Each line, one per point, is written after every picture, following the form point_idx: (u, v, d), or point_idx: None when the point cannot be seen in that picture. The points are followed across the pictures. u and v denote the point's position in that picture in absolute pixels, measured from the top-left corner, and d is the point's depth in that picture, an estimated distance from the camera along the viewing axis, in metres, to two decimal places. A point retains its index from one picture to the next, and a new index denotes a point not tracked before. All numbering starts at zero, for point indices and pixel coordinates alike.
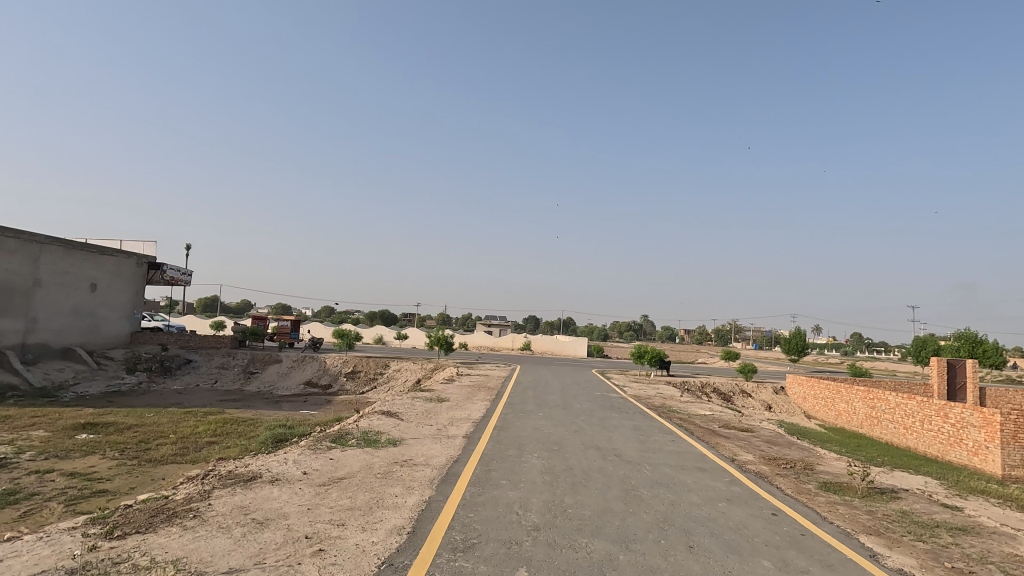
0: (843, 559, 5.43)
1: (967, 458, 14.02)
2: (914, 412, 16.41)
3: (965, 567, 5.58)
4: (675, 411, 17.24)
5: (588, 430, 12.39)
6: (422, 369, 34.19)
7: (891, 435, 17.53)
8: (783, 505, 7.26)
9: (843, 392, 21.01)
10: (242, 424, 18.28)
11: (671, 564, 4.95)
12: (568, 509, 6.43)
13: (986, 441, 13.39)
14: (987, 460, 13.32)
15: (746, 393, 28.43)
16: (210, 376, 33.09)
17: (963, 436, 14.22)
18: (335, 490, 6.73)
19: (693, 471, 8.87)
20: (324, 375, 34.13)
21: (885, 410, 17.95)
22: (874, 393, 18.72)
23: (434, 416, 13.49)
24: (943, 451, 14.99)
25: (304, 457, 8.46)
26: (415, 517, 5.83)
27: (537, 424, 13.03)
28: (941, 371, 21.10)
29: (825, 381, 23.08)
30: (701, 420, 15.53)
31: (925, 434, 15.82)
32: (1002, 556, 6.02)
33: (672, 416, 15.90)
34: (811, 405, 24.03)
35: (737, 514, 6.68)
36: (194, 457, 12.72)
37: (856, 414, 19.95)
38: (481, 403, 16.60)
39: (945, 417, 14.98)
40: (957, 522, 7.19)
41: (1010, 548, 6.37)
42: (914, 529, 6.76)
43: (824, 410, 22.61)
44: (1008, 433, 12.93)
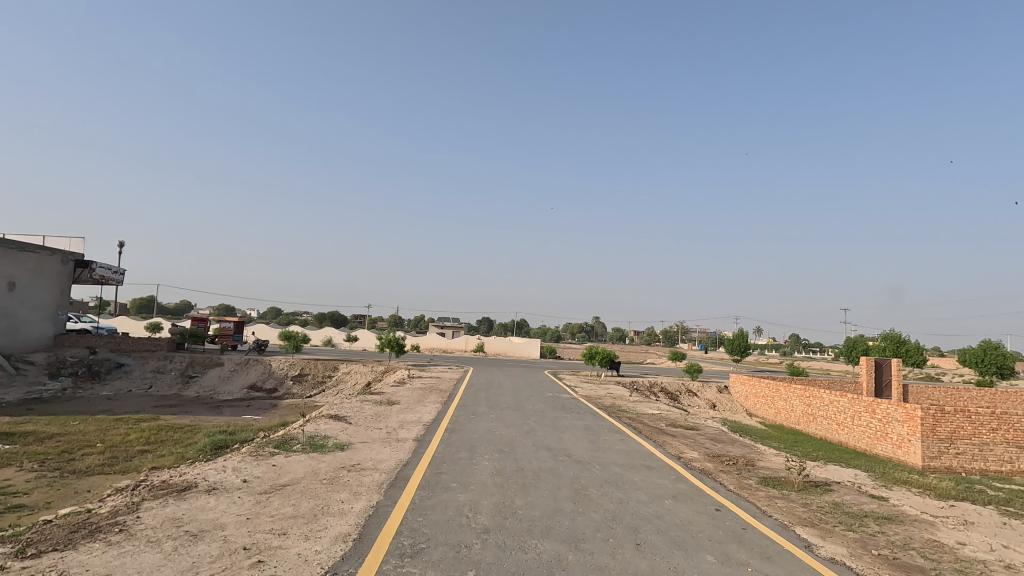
0: (782, 551, 5.65)
1: (893, 451, 14.89)
2: (845, 409, 17.34)
3: (890, 554, 5.92)
4: (625, 410, 17.58)
5: (540, 431, 12.46)
6: (372, 371, 33.50)
7: (825, 431, 18.45)
8: (725, 500, 7.50)
9: (782, 391, 21.97)
10: (179, 431, 17.38)
11: (620, 562, 5.01)
12: (519, 511, 6.41)
13: (910, 435, 14.27)
14: (910, 452, 14.22)
15: (692, 392, 29.31)
16: (144, 381, 31.31)
17: (888, 430, 15.13)
18: (277, 498, 6.47)
19: (641, 470, 9.04)
20: (270, 378, 32.86)
21: (819, 407, 18.89)
22: (810, 392, 19.66)
23: (384, 419, 13.23)
24: (871, 444, 15.88)
25: (245, 464, 8.11)
26: (362, 523, 5.67)
27: (489, 426, 12.97)
28: (870, 370, 22.43)
29: (765, 380, 24.06)
30: (649, 419, 15.89)
31: (855, 429, 16.73)
32: (923, 542, 6.43)
33: (622, 416, 16.21)
34: (753, 403, 25.03)
35: (683, 510, 6.86)
36: (124, 466, 11.98)
37: (793, 411, 20.88)
38: (432, 405, 16.39)
39: (872, 412, 15.90)
40: (883, 512, 7.65)
41: (929, 533, 6.83)
42: (845, 519, 7.12)
43: (765, 408, 23.58)
44: (928, 427, 13.87)
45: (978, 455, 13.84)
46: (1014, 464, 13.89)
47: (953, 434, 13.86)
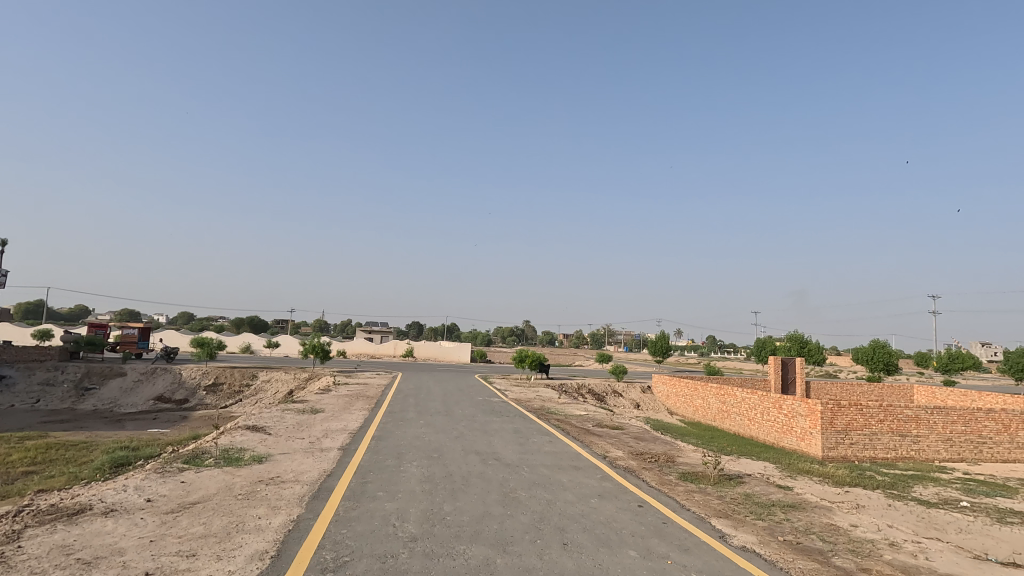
0: (698, 543, 5.95)
1: (797, 443, 16.09)
2: (756, 405, 18.54)
3: (794, 539, 6.38)
4: (554, 412, 17.88)
5: (470, 436, 12.40)
6: (295, 379, 32.02)
7: (738, 426, 19.64)
8: (647, 496, 7.80)
9: (700, 390, 23.18)
10: (71, 449, 15.78)
11: (546, 562, 5.08)
12: (447, 517, 6.34)
13: (812, 427, 15.47)
14: (812, 444, 15.42)
15: (618, 393, 30.29)
16: (30, 395, 28.21)
17: (793, 424, 16.33)
18: (186, 517, 6.03)
19: (568, 470, 9.23)
20: (180, 389, 30.58)
21: (733, 404, 20.09)
22: (724, 390, 20.86)
23: (307, 429, 12.68)
24: (778, 437, 17.09)
25: (149, 482, 7.49)
26: (281, 539, 5.40)
27: (418, 432, 12.75)
28: (778, 368, 24.14)
29: (684, 380, 25.28)
30: (577, 421, 16.25)
31: (764, 424, 17.94)
32: (822, 526, 6.99)
33: (551, 418, 16.47)
34: (673, 402, 26.23)
35: (608, 508, 7.07)
36: (4, 491, 10.71)
37: (710, 409, 22.06)
38: (359, 413, 15.89)
39: (778, 407, 17.11)
40: (788, 500, 8.24)
41: (827, 518, 7.43)
42: (755, 509, 7.61)
43: (684, 407, 24.78)
44: (827, 420, 15.12)
45: (868, 444, 15.24)
46: (897, 451, 15.41)
47: (848, 426, 15.18)
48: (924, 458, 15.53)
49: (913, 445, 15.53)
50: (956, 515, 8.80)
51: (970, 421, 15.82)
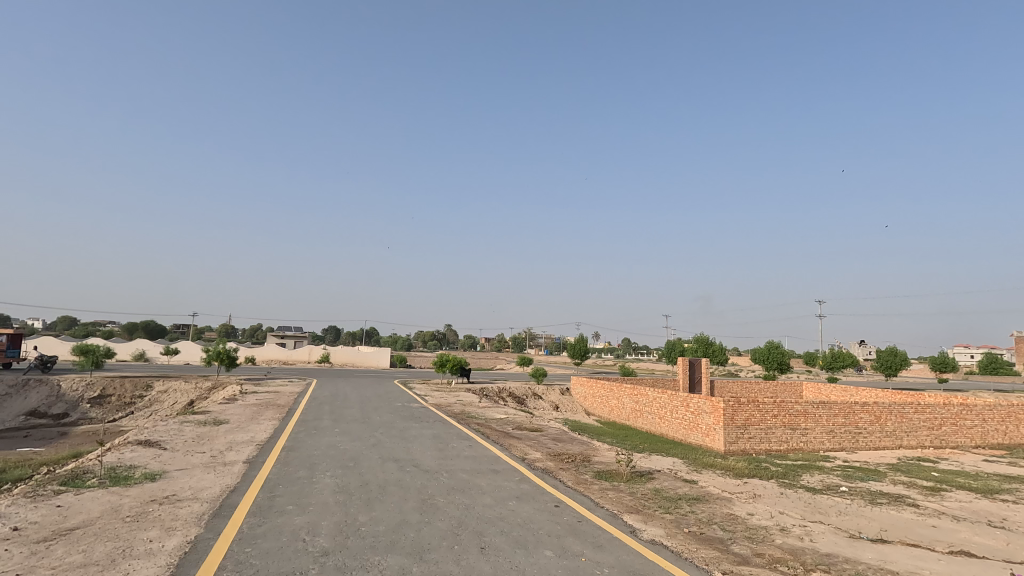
0: (611, 539, 6.16)
1: (702, 439, 17.11)
2: (665, 404, 19.53)
3: (698, 530, 6.79)
4: (474, 416, 17.86)
5: (387, 443, 12.09)
6: (196, 388, 29.74)
7: (649, 424, 20.59)
8: (564, 496, 7.99)
9: (616, 390, 24.06)
10: None
11: (463, 567, 5.05)
12: (362, 528, 6.15)
13: (715, 423, 16.51)
14: (715, 439, 16.46)
15: (537, 395, 30.76)
16: None
17: (698, 421, 17.37)
18: (61, 546, 5.40)
19: (487, 474, 9.25)
20: (58, 402, 27.46)
21: (645, 403, 21.04)
22: (637, 390, 21.80)
23: (208, 442, 11.81)
24: (685, 434, 18.11)
25: (16, 509, 6.65)
26: (176, 563, 4.98)
27: (332, 441, 12.25)
28: (686, 368, 25.57)
29: (601, 381, 26.15)
30: (497, 424, 16.32)
31: (673, 422, 18.92)
32: (722, 516, 7.48)
33: (471, 422, 16.44)
34: (590, 403, 27.03)
35: (525, 510, 7.16)
36: None
37: (624, 409, 22.97)
38: (267, 423, 15.01)
39: (686, 405, 18.12)
40: (693, 493, 8.75)
41: (727, 508, 7.97)
42: (664, 503, 8.02)
43: (601, 407, 25.62)
44: (728, 416, 16.22)
45: (764, 438, 16.51)
46: (789, 443, 16.81)
47: (747, 421, 16.36)
48: (811, 448, 17.06)
49: (802, 437, 17.01)
50: (836, 499, 9.74)
51: (849, 414, 17.58)
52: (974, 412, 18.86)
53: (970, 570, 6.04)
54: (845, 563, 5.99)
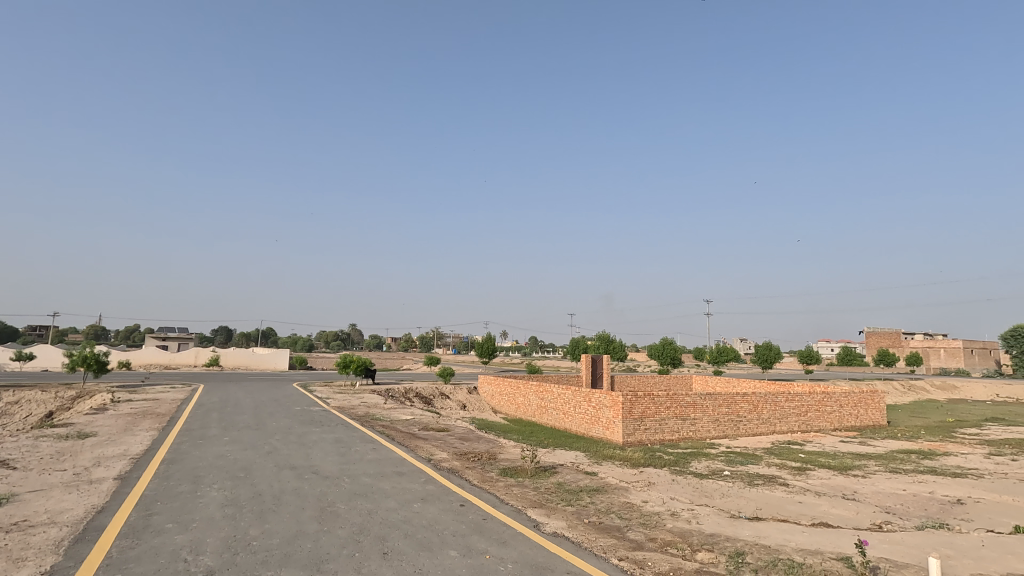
0: (515, 534, 6.27)
1: (603, 432, 17.88)
2: (569, 400, 20.17)
3: (597, 520, 7.10)
4: (378, 418, 17.36)
5: (284, 450, 11.41)
6: (57, 398, 26.28)
7: (554, 420, 21.17)
8: (469, 495, 7.99)
9: (522, 387, 24.46)
10: None
11: None
12: (253, 542, 5.76)
13: (615, 417, 17.33)
14: (615, 432, 17.27)
15: (445, 395, 30.51)
16: None
17: (599, 415, 18.12)
18: None
19: (391, 476, 9.03)
20: None
21: (550, 400, 21.61)
22: (543, 387, 22.32)
23: (71, 458, 10.48)
24: (587, 428, 18.82)
25: None
26: None
27: (221, 450, 11.36)
28: (589, 365, 26.57)
29: (508, 379, 26.46)
30: (403, 425, 15.99)
31: (576, 416, 19.60)
32: (620, 505, 7.86)
33: (375, 424, 15.95)
34: (497, 401, 27.25)
35: (430, 511, 7.08)
36: None
37: (530, 405, 23.43)
38: (144, 434, 13.58)
39: (588, 400, 18.84)
40: (593, 484, 9.14)
41: (624, 498, 8.39)
42: (566, 496, 8.28)
43: (508, 405, 25.93)
44: (626, 410, 17.10)
45: (658, 429, 17.57)
46: (680, 432, 18.04)
47: (643, 414, 17.34)
48: (699, 437, 18.42)
49: (692, 427, 18.32)
50: (720, 483, 10.60)
51: (731, 404, 19.19)
52: (833, 399, 21.35)
53: (828, 539, 6.83)
54: (726, 541, 6.52)
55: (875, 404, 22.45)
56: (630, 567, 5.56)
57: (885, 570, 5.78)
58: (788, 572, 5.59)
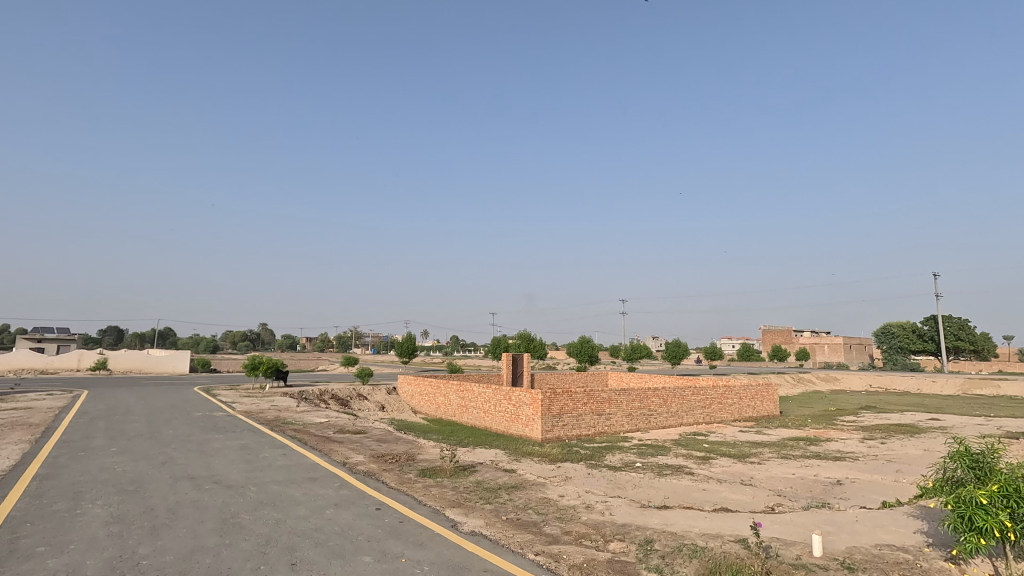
0: (432, 535, 6.18)
1: (522, 429, 18.10)
2: (490, 398, 20.23)
3: (514, 516, 7.16)
4: (290, 422, 16.52)
5: (181, 459, 10.55)
6: None
7: (474, 419, 21.16)
8: (385, 498, 7.79)
9: (442, 387, 24.25)
10: None
11: None
12: (142, 562, 5.27)
13: (534, 414, 17.60)
14: (533, 429, 17.55)
15: (362, 396, 29.57)
16: None
17: (519, 413, 18.33)
18: None
19: (302, 483, 8.60)
20: None
21: (470, 399, 21.57)
22: (463, 386, 22.24)
23: None
24: (507, 426, 18.96)
25: None
26: None
27: (107, 463, 10.31)
28: (509, 363, 26.80)
29: (428, 379, 26.09)
30: (316, 428, 15.32)
31: (496, 415, 19.71)
32: (537, 501, 7.98)
33: (286, 428, 15.16)
34: (418, 401, 26.80)
35: (343, 517, 6.83)
36: None
37: (451, 404, 23.27)
38: (12, 447, 12.05)
39: (508, 398, 18.99)
40: (512, 481, 9.22)
41: (541, 493, 8.53)
42: (484, 494, 8.29)
43: (428, 405, 25.58)
44: (545, 407, 17.42)
45: (575, 424, 18.06)
46: (596, 427, 18.65)
47: (561, 410, 17.74)
48: (614, 431, 19.14)
49: (607, 421, 19.01)
50: (632, 474, 11.08)
51: (643, 398, 20.12)
52: (734, 392, 22.96)
53: (727, 522, 7.32)
54: (637, 530, 6.80)
55: (770, 396, 24.43)
56: (546, 561, 5.66)
57: (776, 548, 6.28)
58: (692, 556, 5.92)
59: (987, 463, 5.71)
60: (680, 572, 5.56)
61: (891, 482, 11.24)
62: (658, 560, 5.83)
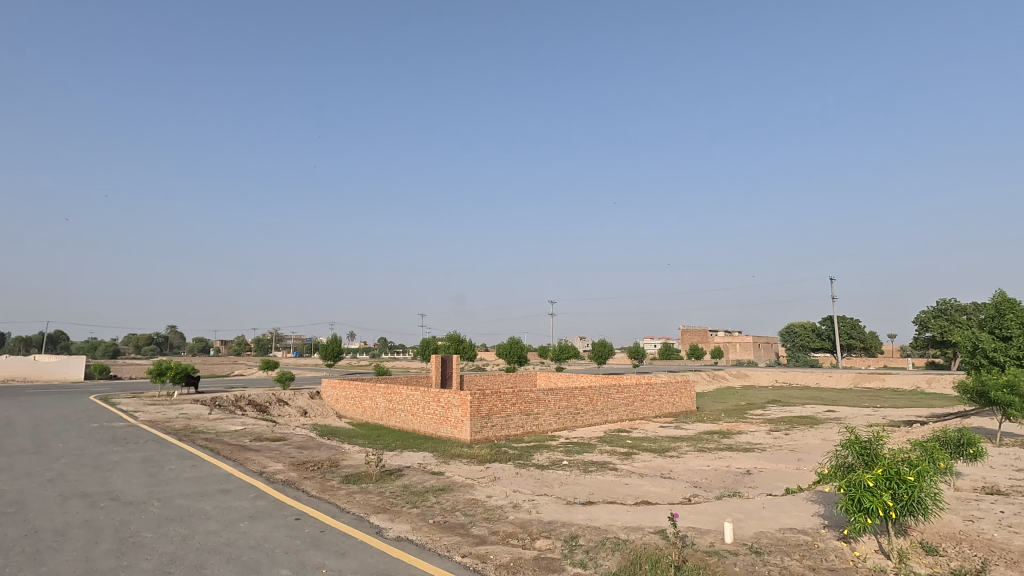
0: (355, 544, 5.99)
1: (451, 432, 17.96)
2: (418, 400, 19.91)
3: (441, 519, 7.08)
4: (200, 431, 15.43)
5: (72, 476, 9.56)
6: None
7: (402, 422, 20.76)
8: (306, 507, 7.46)
9: (368, 390, 23.60)
10: None
11: None
12: None
13: (463, 416, 17.51)
14: (462, 430, 17.47)
15: (282, 401, 28.15)
16: None
17: (448, 414, 18.17)
18: None
19: (213, 495, 8.07)
20: None
21: (398, 401, 21.13)
22: (391, 388, 21.75)
23: None
24: (435, 428, 18.76)
25: None
26: None
27: None
28: (438, 365, 26.52)
29: (353, 382, 25.30)
30: (230, 437, 14.42)
31: (425, 417, 19.43)
32: (464, 503, 7.93)
33: (196, 438, 14.15)
34: (342, 405, 25.93)
35: (259, 529, 6.47)
36: None
37: (377, 408, 22.69)
38: None
39: (436, 400, 18.78)
40: (439, 484, 9.11)
41: (469, 494, 8.49)
42: (411, 498, 8.13)
43: (353, 409, 24.80)
44: (474, 408, 17.38)
45: (504, 425, 18.16)
46: (525, 427, 18.84)
47: (490, 411, 17.77)
48: (542, 430, 19.43)
49: (535, 421, 19.26)
50: (559, 472, 11.30)
51: (571, 397, 20.58)
52: (655, 389, 24.00)
53: (648, 514, 7.62)
54: (562, 527, 6.93)
55: (687, 393, 25.74)
56: (473, 562, 5.63)
57: (692, 537, 6.61)
58: (615, 549, 6.11)
59: (872, 450, 6.31)
60: (603, 565, 5.72)
61: (793, 470, 12.17)
62: (583, 555, 5.97)
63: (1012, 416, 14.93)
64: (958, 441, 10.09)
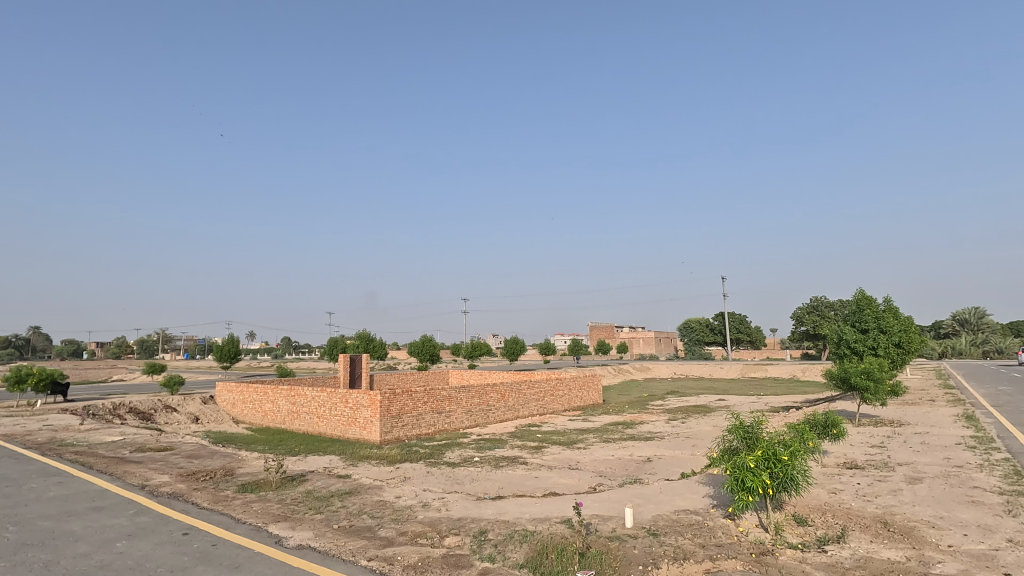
0: (250, 555, 5.64)
1: (359, 433, 17.39)
2: (324, 402, 19.05)
3: (347, 524, 6.84)
4: (68, 444, 13.71)
5: None
6: None
7: (307, 425, 19.79)
8: (195, 520, 6.90)
9: (269, 392, 22.21)
10: None
11: None
12: None
13: (372, 416, 17.01)
14: (372, 431, 16.97)
15: (170, 408, 25.74)
16: None
17: (356, 416, 17.55)
18: None
19: (85, 515, 7.23)
20: None
21: (302, 404, 20.11)
22: (294, 391, 20.64)
23: None
24: (343, 430, 18.06)
25: None
26: None
27: None
28: (347, 365, 25.50)
29: (253, 385, 23.71)
30: (107, 449, 12.97)
31: (331, 419, 18.67)
32: (372, 506, 7.71)
33: (63, 451, 12.58)
34: (240, 410, 24.23)
35: (139, 548, 5.90)
36: None
37: (280, 412, 21.45)
38: None
39: (344, 401, 18.07)
40: (344, 488, 8.79)
41: (377, 496, 8.27)
42: (313, 504, 7.78)
43: (253, 414, 23.25)
44: (384, 408, 16.95)
45: (415, 424, 17.88)
46: (436, 425, 18.67)
47: (400, 411, 17.42)
48: (454, 428, 19.34)
49: (446, 419, 19.13)
50: (470, 469, 11.31)
51: (482, 395, 20.67)
52: (564, 384, 24.71)
53: (555, 505, 7.84)
54: (472, 523, 6.95)
55: (594, 386, 26.74)
56: (379, 565, 5.50)
57: (596, 525, 6.88)
58: (522, 541, 6.23)
59: (753, 433, 6.93)
60: (511, 557, 5.81)
61: (687, 455, 13.06)
62: (491, 549, 6.02)
63: (869, 399, 17.00)
64: (825, 423, 11.31)
